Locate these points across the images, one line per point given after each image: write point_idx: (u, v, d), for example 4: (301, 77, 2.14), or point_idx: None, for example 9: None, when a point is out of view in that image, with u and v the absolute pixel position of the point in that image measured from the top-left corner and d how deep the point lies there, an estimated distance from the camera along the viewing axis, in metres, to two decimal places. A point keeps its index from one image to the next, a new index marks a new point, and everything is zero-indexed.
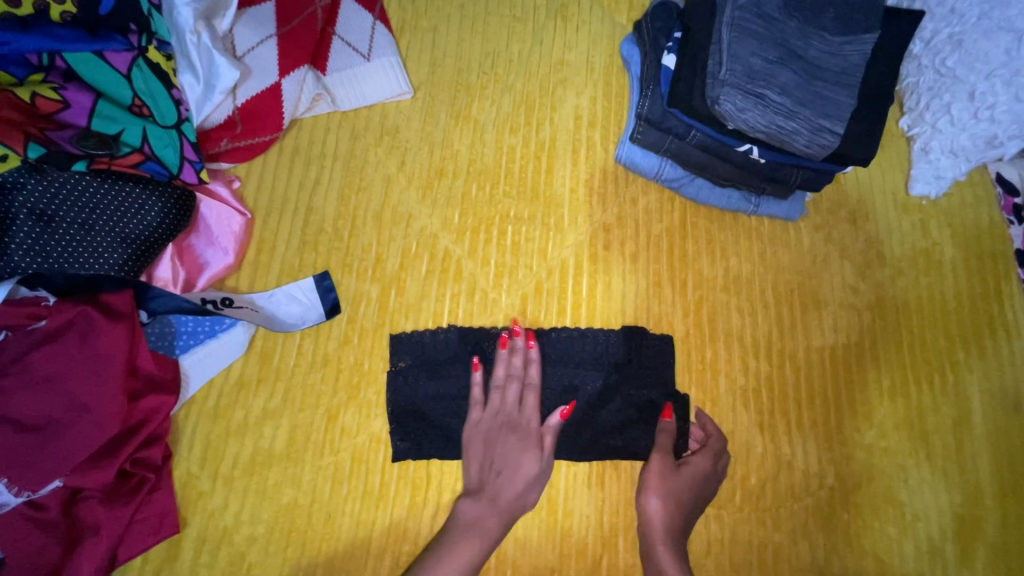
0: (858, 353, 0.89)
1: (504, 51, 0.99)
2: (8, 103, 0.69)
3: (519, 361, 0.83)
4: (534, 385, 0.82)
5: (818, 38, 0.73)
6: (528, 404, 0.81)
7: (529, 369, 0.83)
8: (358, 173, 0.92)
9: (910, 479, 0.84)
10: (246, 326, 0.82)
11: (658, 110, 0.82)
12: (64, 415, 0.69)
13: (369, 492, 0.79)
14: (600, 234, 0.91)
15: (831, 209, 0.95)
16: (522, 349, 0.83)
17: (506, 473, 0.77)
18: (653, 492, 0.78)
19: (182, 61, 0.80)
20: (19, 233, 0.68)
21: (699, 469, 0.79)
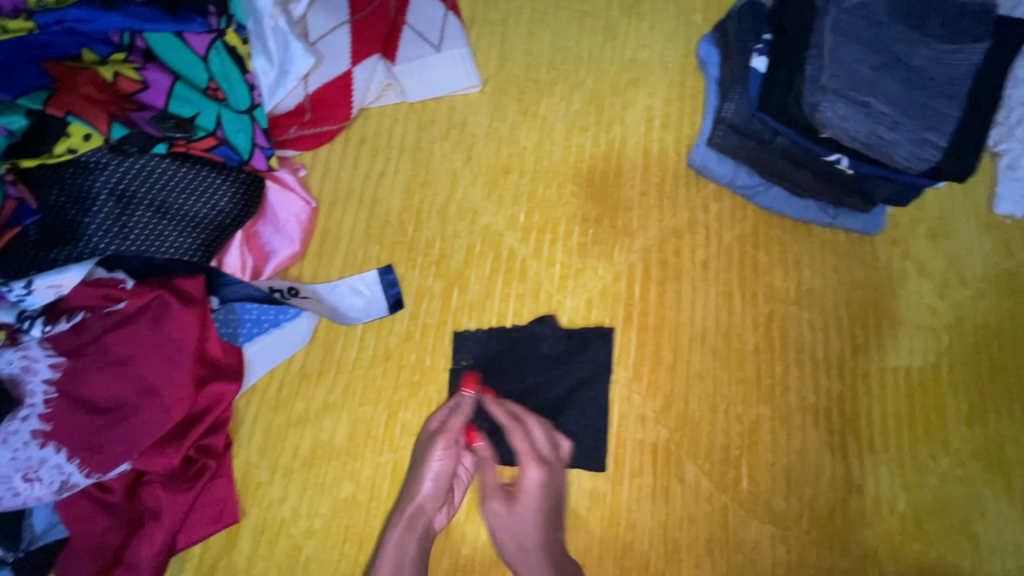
0: (934, 376, 0.86)
1: (575, 46, 0.96)
2: (91, 81, 0.69)
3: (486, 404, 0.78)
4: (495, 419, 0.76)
5: (925, 45, 0.69)
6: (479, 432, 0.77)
7: (501, 414, 0.77)
8: (424, 165, 0.90)
9: (986, 511, 0.81)
10: (309, 317, 0.81)
11: (743, 113, 0.79)
12: (135, 399, 0.68)
13: None
14: (670, 239, 0.88)
15: (910, 225, 0.91)
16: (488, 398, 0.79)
17: (416, 458, 0.77)
18: (507, 514, 0.74)
19: (257, 45, 0.78)
20: (99, 213, 0.68)
21: (534, 491, 0.74)
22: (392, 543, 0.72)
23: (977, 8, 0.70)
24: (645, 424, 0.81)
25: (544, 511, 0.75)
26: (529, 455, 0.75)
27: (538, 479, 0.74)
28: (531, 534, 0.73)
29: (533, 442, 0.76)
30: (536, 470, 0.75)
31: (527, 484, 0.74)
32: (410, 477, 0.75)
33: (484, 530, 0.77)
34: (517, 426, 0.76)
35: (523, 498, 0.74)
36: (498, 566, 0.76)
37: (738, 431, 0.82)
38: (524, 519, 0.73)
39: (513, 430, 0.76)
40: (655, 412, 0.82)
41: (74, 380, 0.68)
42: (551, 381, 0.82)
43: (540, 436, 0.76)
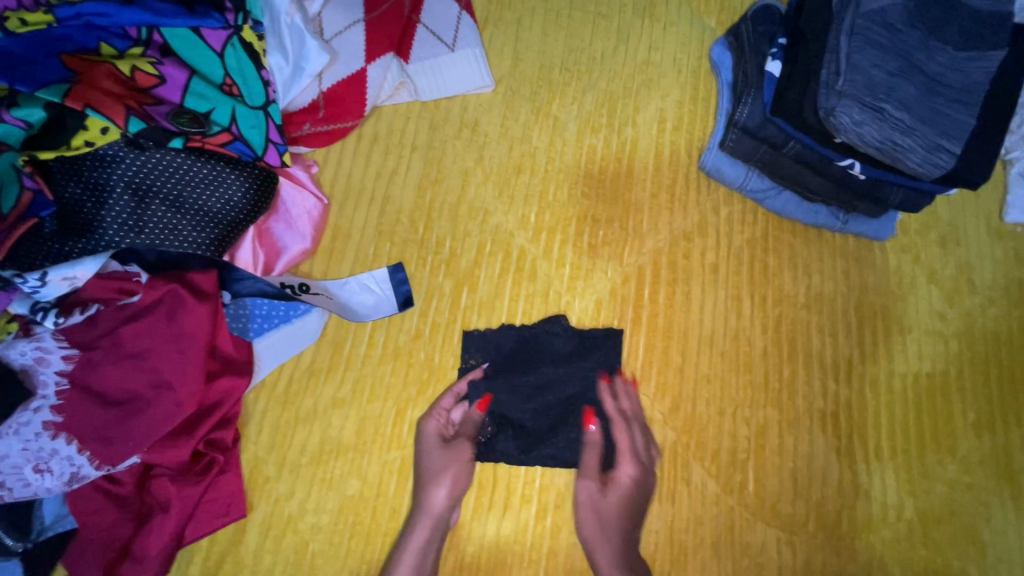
0: (942, 383, 0.85)
1: (588, 48, 0.96)
2: (108, 75, 0.69)
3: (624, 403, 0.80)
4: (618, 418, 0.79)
5: (941, 51, 0.69)
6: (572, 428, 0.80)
7: (620, 408, 0.80)
8: (435, 164, 0.90)
9: (993, 519, 0.81)
10: (320, 313, 0.82)
11: (757, 117, 0.79)
12: (146, 392, 0.69)
13: None
14: (680, 242, 0.88)
15: (920, 231, 0.91)
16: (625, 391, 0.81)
17: (427, 465, 0.76)
18: (594, 507, 0.76)
19: (272, 41, 0.78)
20: (115, 206, 0.69)
21: (624, 487, 0.76)
22: (413, 546, 0.73)
23: (991, 15, 0.70)
24: (653, 425, 0.81)
25: (635, 504, 0.77)
26: (631, 448, 0.78)
27: (630, 476, 0.77)
28: (615, 526, 0.75)
29: (631, 437, 0.79)
30: (632, 466, 0.77)
31: (621, 480, 0.76)
32: (424, 483, 0.75)
33: (491, 529, 0.77)
34: (619, 419, 0.79)
35: (614, 492, 0.76)
36: (504, 565, 0.76)
37: (746, 434, 0.82)
38: (610, 512, 0.75)
39: (618, 422, 0.79)
40: (663, 414, 0.82)
41: (87, 373, 0.68)
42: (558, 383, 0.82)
43: (637, 434, 0.79)
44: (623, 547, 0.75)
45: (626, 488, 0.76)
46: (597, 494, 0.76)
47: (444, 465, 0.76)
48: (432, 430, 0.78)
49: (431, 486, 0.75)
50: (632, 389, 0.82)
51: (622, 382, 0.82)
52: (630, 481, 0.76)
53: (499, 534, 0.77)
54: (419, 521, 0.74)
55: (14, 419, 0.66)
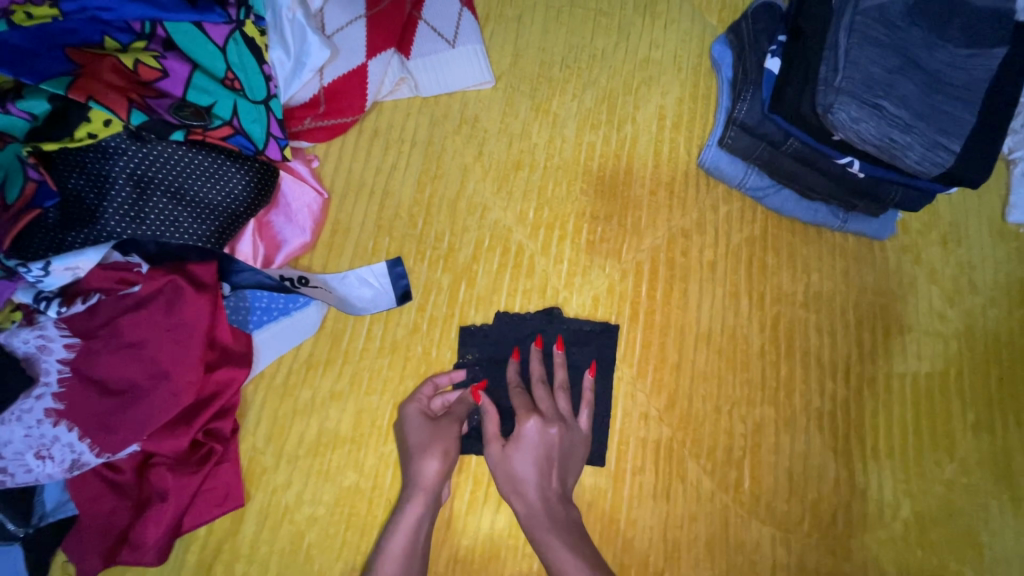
0: (941, 383, 0.85)
1: (589, 45, 0.96)
2: (112, 68, 0.70)
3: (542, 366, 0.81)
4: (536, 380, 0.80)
5: (941, 49, 0.69)
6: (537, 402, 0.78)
7: (536, 372, 0.80)
8: (435, 160, 0.91)
9: (991, 520, 0.80)
10: (318, 306, 0.82)
11: (755, 115, 0.78)
12: (146, 381, 0.70)
13: None
14: (678, 239, 0.88)
15: (921, 230, 0.91)
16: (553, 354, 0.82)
17: (413, 440, 0.76)
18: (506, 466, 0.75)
19: (274, 37, 0.80)
20: (116, 197, 0.70)
21: (540, 440, 0.75)
22: (406, 521, 0.72)
23: (992, 13, 0.69)
24: (649, 422, 0.81)
25: (551, 457, 0.75)
26: (540, 408, 0.78)
27: (552, 433, 0.76)
28: (530, 478, 0.74)
29: (539, 398, 0.78)
30: (534, 419, 0.76)
31: (524, 435, 0.75)
32: (412, 460, 0.75)
33: (486, 521, 0.78)
34: (540, 384, 0.80)
35: (520, 447, 0.75)
36: (498, 558, 0.77)
37: (742, 432, 0.82)
38: (517, 467, 0.74)
39: (535, 385, 0.80)
40: (658, 411, 0.82)
41: (89, 361, 0.69)
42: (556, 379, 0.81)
43: (561, 399, 0.79)
44: (543, 497, 0.73)
45: (534, 442, 0.75)
46: (504, 451, 0.75)
47: (431, 440, 0.75)
48: (415, 411, 0.78)
49: (420, 461, 0.74)
50: (561, 357, 0.81)
51: (559, 353, 0.81)
52: (534, 434, 0.75)
53: (494, 527, 0.78)
54: (411, 495, 0.73)
55: (17, 406, 0.67)
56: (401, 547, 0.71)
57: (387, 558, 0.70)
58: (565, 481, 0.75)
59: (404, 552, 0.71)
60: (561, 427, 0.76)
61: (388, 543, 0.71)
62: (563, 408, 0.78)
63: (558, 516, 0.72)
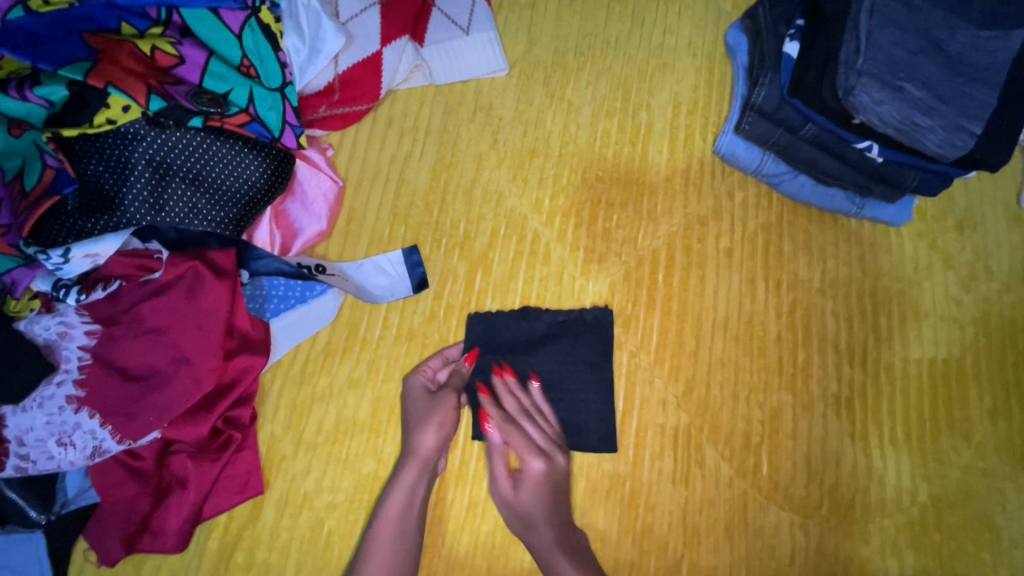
0: (958, 369, 0.85)
1: (603, 32, 0.95)
2: (129, 54, 0.70)
3: (510, 398, 0.79)
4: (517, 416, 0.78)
5: (963, 30, 0.68)
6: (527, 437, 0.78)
7: (510, 405, 0.79)
8: (450, 148, 0.90)
9: (1008, 503, 0.80)
10: (335, 294, 0.82)
11: (773, 99, 0.79)
12: (167, 368, 0.70)
13: (449, 470, 0.79)
14: (695, 226, 0.88)
15: (937, 216, 0.91)
16: (506, 383, 0.80)
17: (413, 415, 0.77)
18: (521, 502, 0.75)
19: (289, 23, 0.79)
20: (136, 183, 0.69)
21: (551, 475, 0.77)
22: (402, 486, 0.74)
23: None
24: (666, 408, 0.81)
25: (556, 490, 0.76)
26: (532, 445, 0.77)
27: (555, 466, 0.77)
28: (539, 510, 0.74)
29: (523, 432, 0.77)
30: (539, 460, 0.76)
31: (532, 474, 0.76)
32: (410, 429, 0.77)
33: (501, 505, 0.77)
34: (516, 417, 0.78)
35: (524, 484, 0.75)
36: (517, 544, 0.77)
37: (760, 418, 0.82)
38: (529, 504, 0.75)
39: (517, 420, 0.78)
40: (676, 397, 0.82)
41: (110, 347, 0.69)
42: (569, 367, 0.82)
43: (548, 426, 0.79)
44: (556, 530, 0.74)
45: (539, 477, 0.76)
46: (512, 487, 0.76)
47: (429, 413, 0.77)
48: (419, 384, 0.79)
49: (418, 432, 0.76)
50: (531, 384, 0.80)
51: (505, 381, 0.80)
52: (542, 474, 0.76)
53: None
54: (405, 466, 0.75)
55: (38, 393, 0.67)
56: (397, 510, 0.74)
57: (382, 518, 0.74)
58: (569, 506, 0.78)
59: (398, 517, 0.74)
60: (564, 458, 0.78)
61: (385, 508, 0.74)
62: (556, 438, 0.79)
63: (570, 541, 0.74)
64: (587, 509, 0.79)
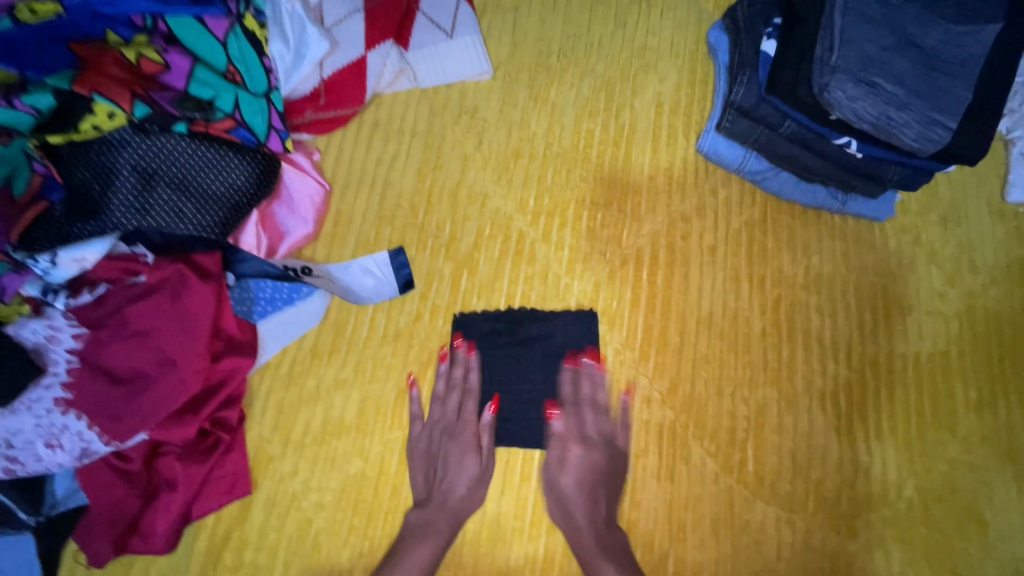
0: (944, 363, 0.85)
1: (586, 34, 0.96)
2: (115, 62, 0.71)
3: (586, 384, 0.81)
4: (582, 403, 0.80)
5: (937, 26, 0.69)
6: (586, 424, 0.80)
7: (574, 392, 0.81)
8: (435, 150, 0.91)
9: (995, 497, 0.80)
10: (322, 296, 0.83)
11: (752, 97, 0.80)
12: (153, 370, 0.70)
13: None
14: (678, 224, 0.88)
15: (921, 211, 0.91)
16: (589, 371, 0.81)
17: (420, 425, 0.79)
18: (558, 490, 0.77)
19: (275, 30, 0.81)
20: (122, 188, 0.71)
21: (596, 469, 0.78)
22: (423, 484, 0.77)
23: None
24: (651, 405, 0.82)
25: (596, 481, 0.77)
26: (485, 423, 0.79)
27: (600, 460, 0.78)
28: (575, 500, 0.76)
29: (462, 407, 0.80)
30: (579, 448, 0.78)
31: (571, 461, 0.78)
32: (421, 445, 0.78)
33: (462, 487, 0.77)
34: (573, 404, 0.80)
35: (568, 469, 0.77)
36: (503, 541, 0.77)
37: (745, 414, 0.82)
38: (568, 494, 0.77)
39: (575, 407, 0.80)
40: (661, 394, 0.82)
41: (97, 350, 0.70)
42: (554, 364, 0.82)
43: (605, 420, 0.80)
44: (593, 523, 0.76)
45: (580, 463, 0.78)
46: (458, 457, 0.78)
47: (446, 427, 0.79)
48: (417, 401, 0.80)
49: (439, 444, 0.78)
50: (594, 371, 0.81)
51: (590, 365, 0.82)
52: (580, 463, 0.78)
53: (500, 510, 0.78)
54: (434, 514, 0.76)
55: (26, 396, 0.68)
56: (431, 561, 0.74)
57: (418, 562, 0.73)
58: (613, 505, 0.77)
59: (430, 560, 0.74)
60: (604, 452, 0.79)
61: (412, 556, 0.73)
62: (612, 434, 0.80)
63: (606, 542, 0.75)
64: None
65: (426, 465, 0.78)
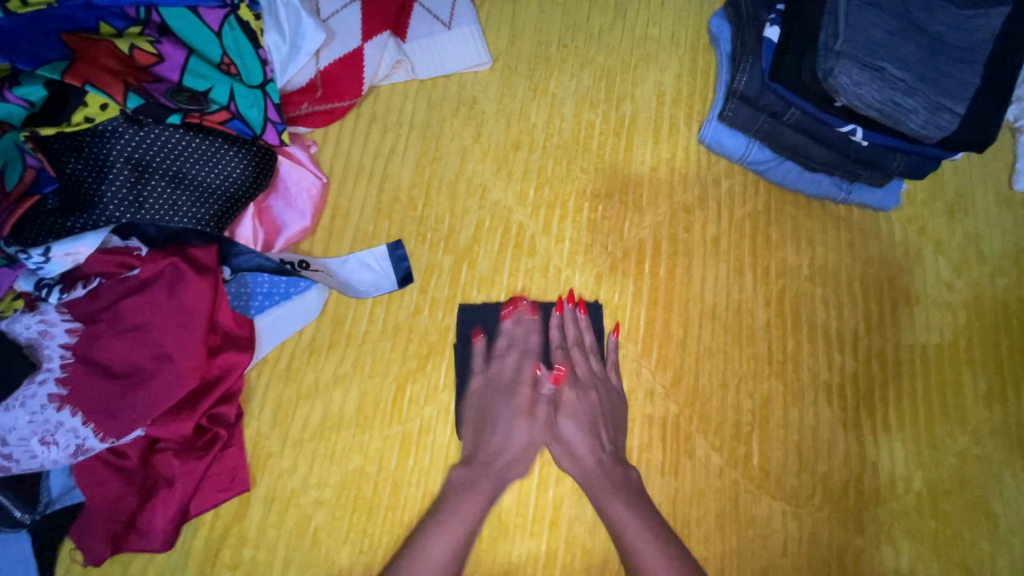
0: (951, 354, 0.84)
1: (586, 23, 0.95)
2: (109, 53, 0.70)
3: (570, 328, 0.82)
4: (569, 347, 0.81)
5: (945, 10, 0.68)
6: (576, 368, 0.80)
7: (558, 337, 0.82)
8: (433, 142, 0.90)
9: (1005, 490, 0.79)
10: (320, 290, 0.82)
11: (756, 85, 0.78)
12: (149, 365, 0.70)
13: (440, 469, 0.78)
14: (681, 215, 0.87)
15: (927, 201, 0.90)
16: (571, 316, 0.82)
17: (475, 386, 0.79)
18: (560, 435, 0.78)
19: (270, 21, 0.79)
20: (114, 180, 0.69)
21: (592, 408, 0.78)
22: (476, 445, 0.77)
23: None
24: (654, 399, 0.81)
25: (596, 420, 0.78)
26: (496, 376, 0.80)
27: (595, 400, 0.79)
28: (578, 441, 0.77)
29: (520, 369, 0.80)
30: (572, 391, 0.80)
31: (565, 404, 0.80)
32: (487, 405, 0.79)
33: (512, 450, 0.77)
34: (560, 349, 0.81)
35: (564, 412, 0.79)
36: (505, 537, 0.76)
37: (750, 407, 0.81)
38: (569, 435, 0.78)
39: (562, 353, 0.81)
40: (664, 387, 0.81)
41: (91, 345, 0.69)
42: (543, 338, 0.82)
43: (594, 362, 0.81)
44: (602, 465, 0.76)
45: (575, 407, 0.79)
46: (510, 419, 0.78)
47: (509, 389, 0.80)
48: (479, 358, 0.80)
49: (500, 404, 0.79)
50: (614, 340, 0.82)
51: (571, 311, 0.83)
52: (575, 405, 0.79)
53: (501, 505, 0.77)
54: (479, 474, 0.76)
55: (20, 392, 0.67)
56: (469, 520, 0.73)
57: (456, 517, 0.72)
58: (618, 443, 0.78)
59: (472, 518, 0.73)
60: (601, 391, 0.79)
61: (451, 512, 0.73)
62: (603, 373, 0.80)
63: (616, 478, 0.75)
64: (577, 503, 0.77)
65: (475, 426, 0.78)
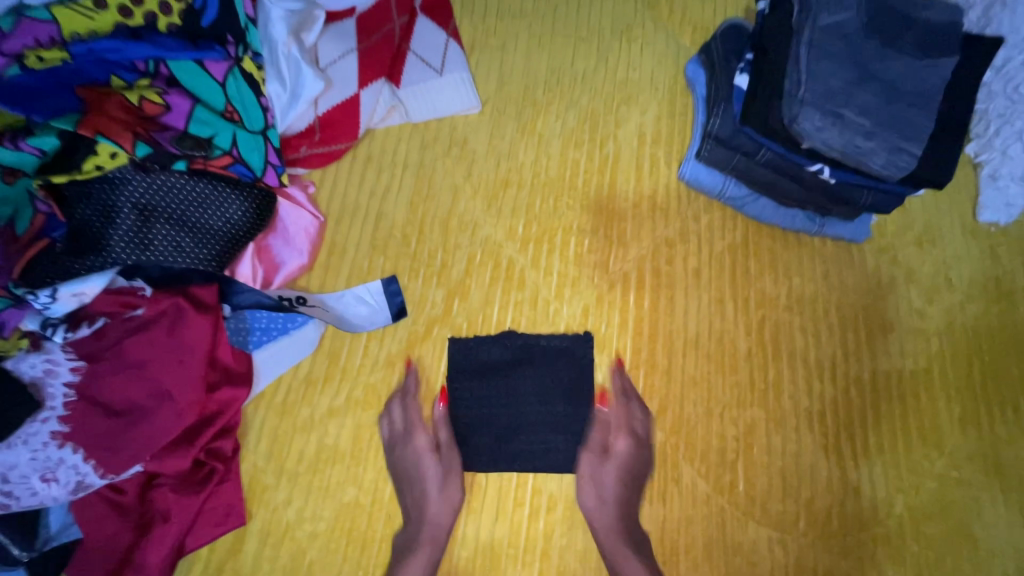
0: (926, 380, 0.87)
1: (570, 68, 1.01)
2: (119, 105, 0.75)
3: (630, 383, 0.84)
4: (631, 398, 0.83)
5: (899, 59, 0.73)
6: (636, 423, 0.82)
7: (617, 384, 0.84)
8: (426, 182, 0.94)
9: (983, 513, 0.81)
10: (316, 325, 0.85)
11: (728, 128, 0.83)
12: (149, 402, 0.72)
13: None
14: (663, 248, 0.91)
15: (896, 232, 0.94)
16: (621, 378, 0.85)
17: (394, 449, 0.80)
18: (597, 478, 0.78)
19: (271, 71, 0.84)
20: (122, 224, 0.73)
21: (622, 458, 0.79)
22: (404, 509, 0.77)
23: (944, 25, 0.74)
24: (641, 427, 0.83)
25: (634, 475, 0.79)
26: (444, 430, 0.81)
27: (627, 448, 0.80)
28: (611, 486, 0.78)
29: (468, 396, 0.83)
30: (624, 440, 0.80)
31: (616, 450, 0.79)
32: (400, 463, 0.79)
33: (433, 503, 0.77)
34: (620, 398, 0.83)
35: (612, 460, 0.79)
36: (497, 567, 0.77)
37: (734, 434, 0.83)
38: (608, 482, 0.78)
39: (621, 400, 0.83)
40: (650, 416, 0.84)
41: (94, 383, 0.72)
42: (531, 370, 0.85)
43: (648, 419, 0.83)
44: (625, 520, 0.77)
45: (626, 457, 0.79)
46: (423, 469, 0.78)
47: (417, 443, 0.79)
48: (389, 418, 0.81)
49: (407, 462, 0.79)
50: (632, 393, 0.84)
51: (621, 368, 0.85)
52: (621, 453, 0.79)
53: (493, 535, 0.78)
54: (417, 530, 0.76)
55: (23, 430, 0.69)
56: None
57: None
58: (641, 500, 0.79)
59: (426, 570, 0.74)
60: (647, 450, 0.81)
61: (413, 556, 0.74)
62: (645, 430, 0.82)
63: (634, 534, 0.77)
64: (567, 532, 0.79)
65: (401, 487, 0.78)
